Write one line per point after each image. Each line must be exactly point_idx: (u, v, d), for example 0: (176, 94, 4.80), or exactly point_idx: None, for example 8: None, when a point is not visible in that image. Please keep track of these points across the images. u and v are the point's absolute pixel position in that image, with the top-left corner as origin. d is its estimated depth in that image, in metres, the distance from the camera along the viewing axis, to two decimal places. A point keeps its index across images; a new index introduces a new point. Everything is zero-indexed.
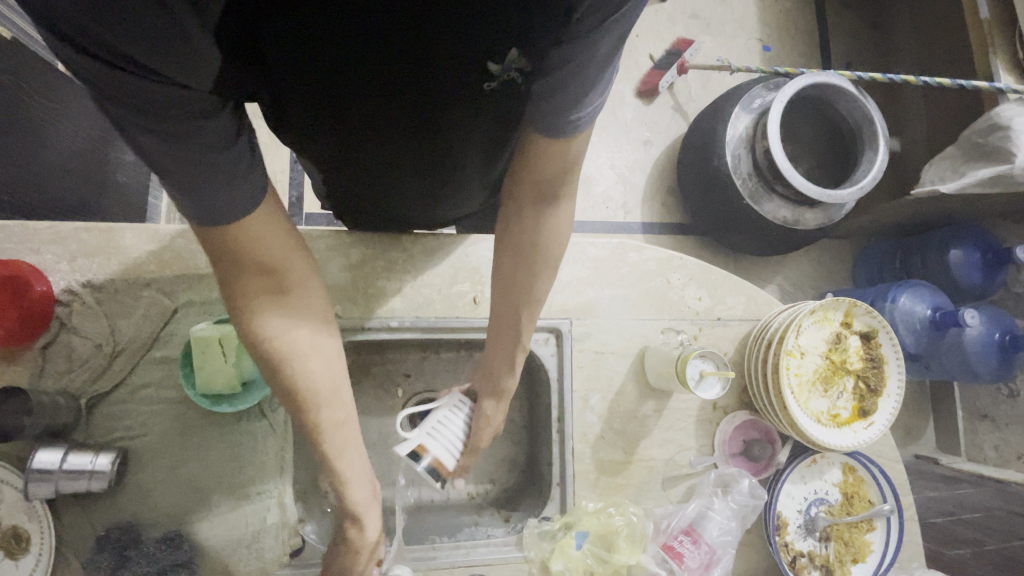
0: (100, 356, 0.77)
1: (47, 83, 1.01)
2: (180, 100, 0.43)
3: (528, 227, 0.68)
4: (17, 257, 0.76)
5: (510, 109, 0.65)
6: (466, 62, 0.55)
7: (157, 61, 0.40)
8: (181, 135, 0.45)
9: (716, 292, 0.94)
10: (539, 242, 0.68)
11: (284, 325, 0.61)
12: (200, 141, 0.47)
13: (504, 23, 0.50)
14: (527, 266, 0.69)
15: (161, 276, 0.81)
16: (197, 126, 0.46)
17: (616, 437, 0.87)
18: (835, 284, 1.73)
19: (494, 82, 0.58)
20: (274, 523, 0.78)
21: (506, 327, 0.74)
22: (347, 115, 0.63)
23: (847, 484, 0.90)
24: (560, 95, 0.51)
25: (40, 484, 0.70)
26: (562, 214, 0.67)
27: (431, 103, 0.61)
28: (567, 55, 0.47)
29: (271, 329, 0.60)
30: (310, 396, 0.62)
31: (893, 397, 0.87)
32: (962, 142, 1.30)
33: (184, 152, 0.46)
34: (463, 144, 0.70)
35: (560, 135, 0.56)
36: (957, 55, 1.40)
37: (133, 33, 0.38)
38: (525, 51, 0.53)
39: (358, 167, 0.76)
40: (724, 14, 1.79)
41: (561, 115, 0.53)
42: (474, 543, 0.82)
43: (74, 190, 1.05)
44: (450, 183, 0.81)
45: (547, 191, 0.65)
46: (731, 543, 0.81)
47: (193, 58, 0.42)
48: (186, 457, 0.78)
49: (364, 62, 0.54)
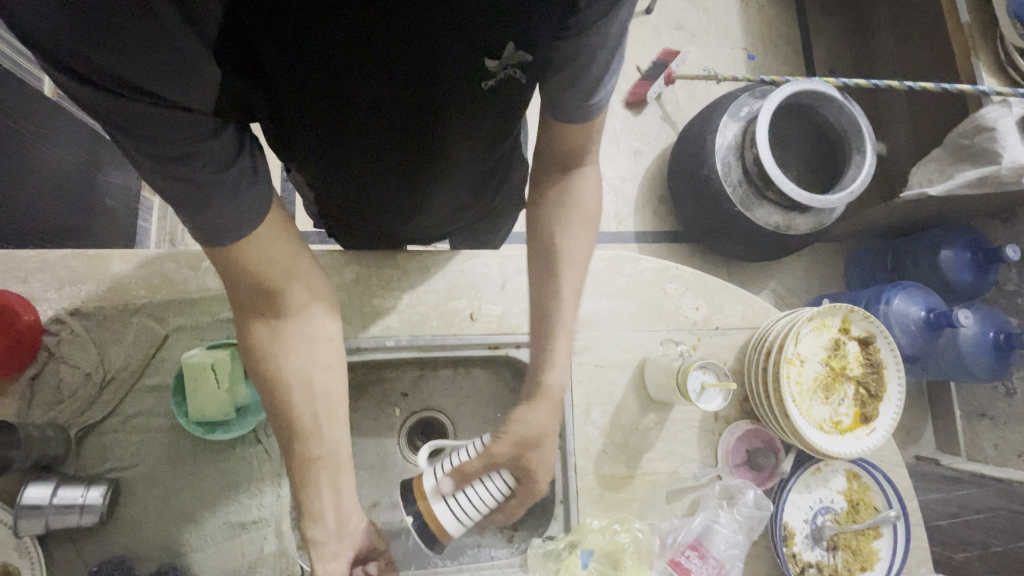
0: (89, 385, 0.75)
1: (43, 110, 1.00)
2: (176, 119, 0.43)
3: (562, 184, 0.75)
4: (4, 286, 0.75)
5: (509, 108, 0.65)
6: (465, 62, 0.54)
7: (153, 80, 0.40)
8: (178, 154, 0.45)
9: (712, 301, 0.94)
10: (574, 201, 0.76)
11: (279, 346, 0.61)
12: (196, 160, 0.46)
13: (503, 13, 0.50)
14: (562, 215, 0.76)
15: (150, 301, 0.79)
16: (194, 146, 0.45)
17: (619, 451, 0.86)
18: (828, 288, 1.73)
19: (492, 82, 0.58)
20: (271, 553, 0.76)
21: (549, 297, 0.75)
22: (344, 127, 0.62)
23: (852, 490, 0.89)
24: (580, 80, 0.55)
25: (29, 520, 0.67)
26: (587, 177, 0.75)
27: (429, 111, 0.60)
28: (581, 46, 0.51)
29: (272, 345, 0.60)
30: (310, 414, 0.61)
31: (895, 401, 0.87)
32: (949, 145, 1.32)
33: (180, 172, 0.46)
34: (461, 153, 0.70)
35: (578, 119, 0.62)
36: (938, 59, 1.43)
37: (128, 55, 0.38)
38: (523, 42, 0.53)
39: (355, 183, 0.75)
40: (708, 25, 1.81)
41: (576, 100, 0.58)
42: (477, 566, 0.80)
43: (61, 214, 1.04)
44: (447, 195, 0.80)
45: (574, 159, 0.73)
46: (739, 557, 0.79)
47: (192, 78, 0.42)
48: (179, 488, 0.76)
49: (363, 67, 0.53)
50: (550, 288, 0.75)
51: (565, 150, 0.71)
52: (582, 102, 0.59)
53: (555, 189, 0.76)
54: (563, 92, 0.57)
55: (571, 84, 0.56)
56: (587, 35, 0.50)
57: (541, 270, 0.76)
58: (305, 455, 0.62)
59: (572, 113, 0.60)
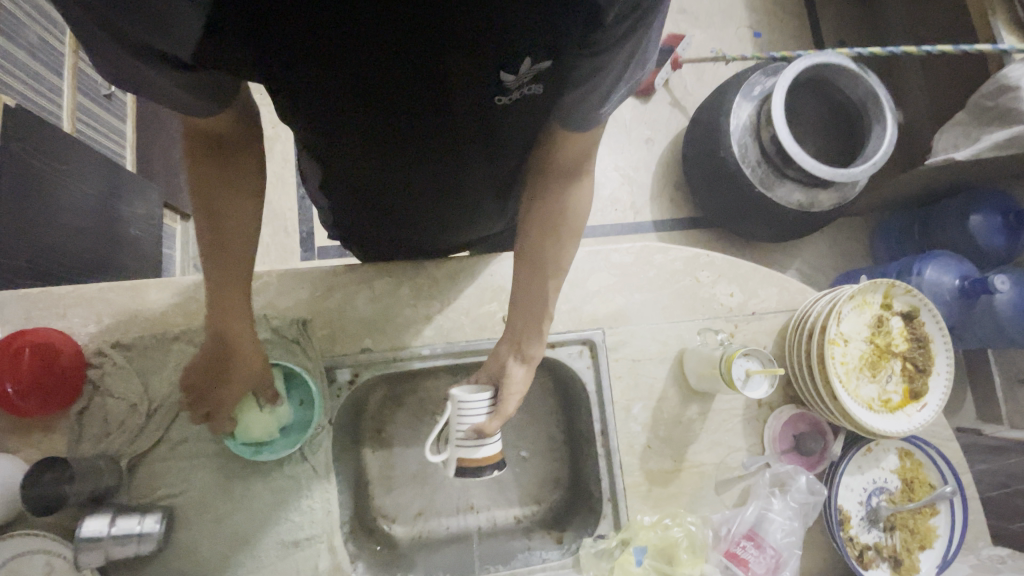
0: (136, 416, 0.76)
1: (66, 146, 1.02)
2: (164, 68, 0.48)
3: (552, 201, 0.70)
4: (46, 323, 0.77)
5: (524, 120, 0.64)
6: (480, 73, 0.53)
7: (145, 32, 0.44)
8: (177, 97, 0.51)
9: (747, 286, 0.92)
10: (564, 214, 0.70)
11: (220, 203, 0.62)
12: (189, 105, 0.52)
13: (523, 29, 0.49)
14: (551, 233, 0.71)
15: (189, 327, 0.80)
16: (191, 96, 0.51)
17: (663, 445, 0.85)
18: (854, 263, 1.70)
19: (507, 97, 0.57)
20: (326, 569, 0.76)
21: (536, 307, 0.73)
22: (353, 131, 0.60)
23: (905, 469, 0.87)
24: (593, 94, 0.56)
25: (88, 553, 0.67)
26: (583, 190, 0.70)
27: (444, 123, 0.60)
28: (598, 64, 0.53)
29: (213, 194, 0.61)
30: (233, 275, 0.65)
31: (944, 375, 0.85)
32: (971, 107, 1.28)
33: (184, 108, 0.52)
34: (471, 161, 0.68)
35: (582, 128, 0.61)
36: (951, 21, 1.39)
37: (141, 24, 0.43)
38: (541, 55, 0.53)
39: (366, 187, 0.74)
40: (712, 5, 1.78)
41: (589, 110, 0.58)
42: (529, 569, 0.80)
43: (86, 248, 1.05)
44: (460, 203, 0.79)
45: (570, 168, 0.68)
46: (796, 543, 0.78)
47: (177, 29, 0.45)
48: (230, 510, 0.76)
49: (374, 74, 0.52)
50: (535, 291, 0.73)
51: (561, 161, 0.67)
52: (592, 109, 0.58)
53: (544, 202, 0.70)
54: (580, 99, 0.57)
55: (583, 99, 0.57)
56: (609, 51, 0.52)
57: (526, 274, 0.73)
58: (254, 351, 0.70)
59: (580, 126, 0.60)
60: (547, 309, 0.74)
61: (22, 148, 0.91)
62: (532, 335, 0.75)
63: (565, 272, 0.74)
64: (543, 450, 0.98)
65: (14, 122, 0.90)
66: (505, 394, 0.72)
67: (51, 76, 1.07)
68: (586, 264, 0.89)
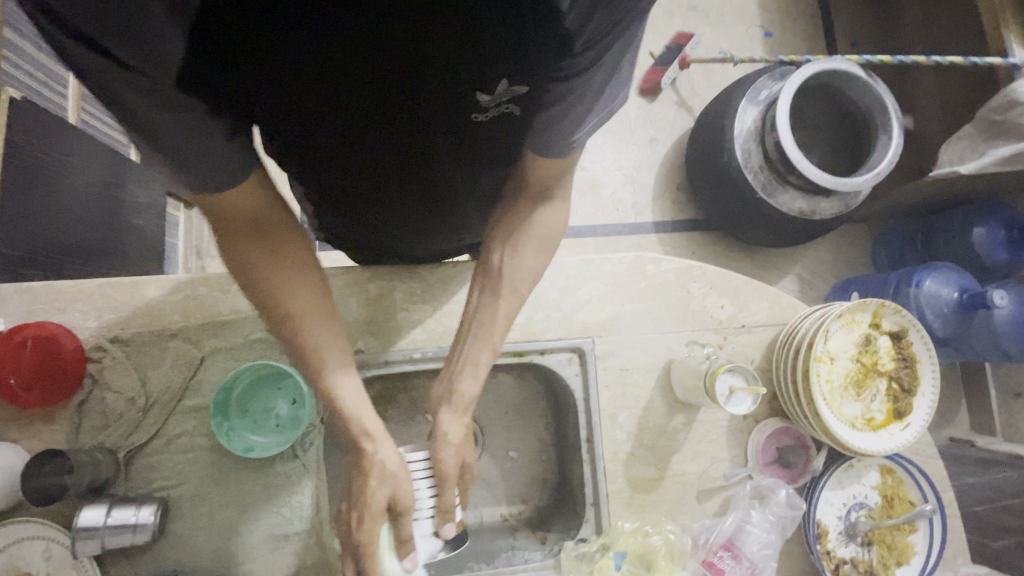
0: (133, 409, 0.78)
1: (68, 137, 1.02)
2: (149, 92, 0.45)
3: (522, 216, 0.72)
4: (47, 316, 0.79)
5: (503, 142, 0.65)
6: (456, 93, 0.55)
7: (127, 53, 0.42)
8: (170, 132, 0.48)
9: (738, 299, 0.93)
10: (532, 229, 0.72)
11: (270, 278, 0.62)
12: (186, 146, 0.49)
13: (499, 52, 0.51)
14: (508, 239, 0.72)
15: (186, 325, 0.82)
16: (184, 132, 0.48)
17: (647, 453, 0.87)
18: (854, 270, 1.70)
19: (484, 116, 0.59)
20: (315, 561, 0.79)
21: (483, 316, 0.73)
22: (329, 145, 0.61)
23: (886, 485, 0.88)
24: (566, 119, 0.58)
25: (85, 542, 0.70)
26: (556, 213, 0.72)
27: (421, 137, 0.60)
28: (572, 86, 0.55)
29: (262, 270, 0.62)
30: (323, 318, 0.66)
31: (929, 396, 0.85)
32: (979, 120, 1.26)
33: (172, 152, 0.50)
34: (451, 176, 0.70)
35: (559, 154, 0.63)
36: (964, 30, 1.37)
37: (126, 42, 0.41)
38: (518, 80, 0.54)
39: (349, 198, 0.74)
40: (723, 3, 1.76)
41: (564, 136, 0.60)
42: (512, 569, 0.81)
43: (90, 237, 1.07)
44: (445, 214, 0.80)
45: (545, 190, 0.70)
46: (772, 557, 0.79)
47: (157, 49, 0.43)
48: (224, 503, 0.78)
49: (352, 92, 0.53)
50: (487, 308, 0.73)
51: (538, 183, 0.69)
52: (563, 138, 0.60)
53: (515, 219, 0.72)
54: (557, 119, 0.58)
55: (557, 122, 0.58)
56: (581, 75, 0.54)
57: (484, 291, 0.74)
58: (340, 398, 0.66)
59: (550, 149, 0.62)
60: (494, 335, 0.73)
61: (25, 140, 0.93)
62: (464, 366, 0.73)
63: (523, 295, 0.74)
64: (531, 451, 1.01)
65: (17, 113, 0.91)
66: (441, 452, 0.70)
67: (57, 68, 1.08)
68: (578, 272, 0.90)
